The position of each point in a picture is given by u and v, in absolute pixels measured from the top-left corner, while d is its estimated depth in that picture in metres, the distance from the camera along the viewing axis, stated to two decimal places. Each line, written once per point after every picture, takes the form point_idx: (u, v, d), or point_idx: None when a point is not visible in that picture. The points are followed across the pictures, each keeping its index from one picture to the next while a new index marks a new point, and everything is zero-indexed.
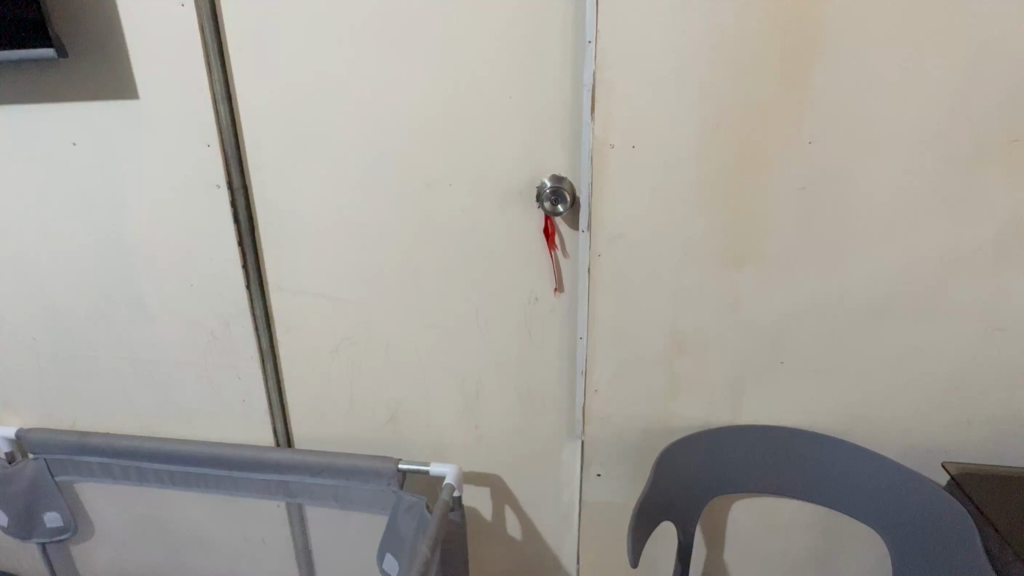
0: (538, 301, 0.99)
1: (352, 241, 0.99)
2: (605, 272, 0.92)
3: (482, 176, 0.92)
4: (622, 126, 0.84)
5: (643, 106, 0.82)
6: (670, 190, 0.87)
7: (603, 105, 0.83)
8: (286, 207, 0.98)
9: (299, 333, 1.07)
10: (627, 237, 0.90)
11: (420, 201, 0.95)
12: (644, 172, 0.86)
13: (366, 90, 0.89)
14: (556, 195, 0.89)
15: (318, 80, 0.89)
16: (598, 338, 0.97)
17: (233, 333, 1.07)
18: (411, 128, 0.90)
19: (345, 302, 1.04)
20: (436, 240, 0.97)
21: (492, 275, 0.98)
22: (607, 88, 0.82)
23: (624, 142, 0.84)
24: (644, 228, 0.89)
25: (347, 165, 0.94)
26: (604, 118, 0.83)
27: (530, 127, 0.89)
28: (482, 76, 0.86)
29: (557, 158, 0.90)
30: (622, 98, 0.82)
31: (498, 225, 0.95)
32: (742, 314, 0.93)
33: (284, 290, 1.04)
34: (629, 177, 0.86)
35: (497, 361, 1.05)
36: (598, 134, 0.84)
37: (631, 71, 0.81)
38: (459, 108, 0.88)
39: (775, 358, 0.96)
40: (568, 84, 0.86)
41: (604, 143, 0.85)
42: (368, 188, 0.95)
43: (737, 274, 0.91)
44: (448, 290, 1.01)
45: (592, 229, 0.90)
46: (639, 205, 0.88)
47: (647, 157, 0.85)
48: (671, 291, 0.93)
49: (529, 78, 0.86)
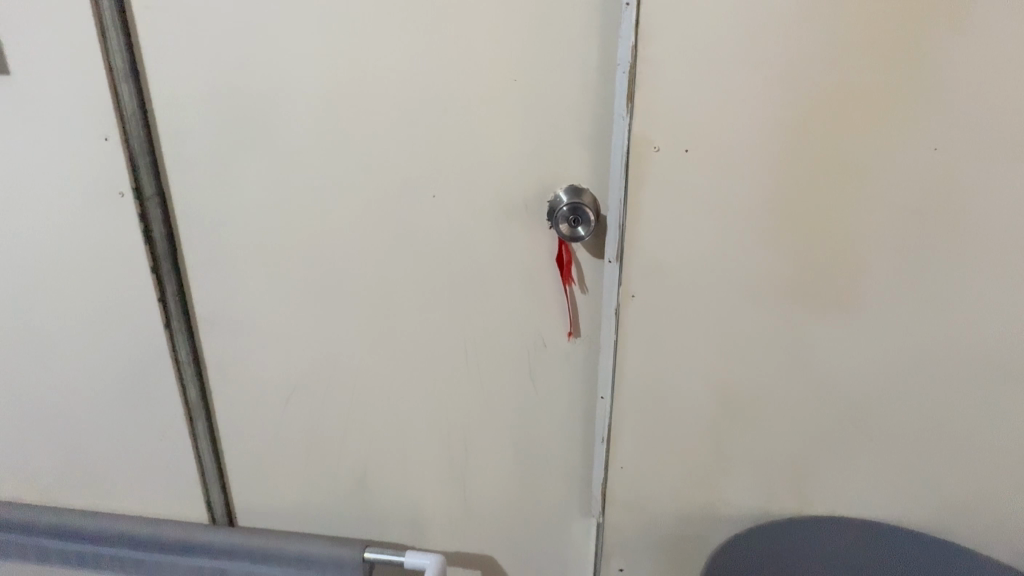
0: (548, 347, 0.77)
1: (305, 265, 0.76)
2: (637, 319, 0.69)
3: (475, 184, 0.69)
4: (669, 120, 0.60)
5: (700, 95, 0.59)
6: (732, 211, 0.63)
7: (645, 93, 0.60)
8: (216, 222, 0.75)
9: (237, 382, 0.84)
10: (669, 274, 0.66)
11: (394, 215, 0.72)
12: (698, 187, 0.62)
13: (321, 67, 0.66)
14: (576, 216, 0.66)
15: (257, 52, 0.66)
16: (625, 403, 0.73)
17: (151, 381, 0.83)
18: (381, 116, 0.67)
19: (297, 343, 0.81)
20: (416, 265, 0.75)
21: (489, 312, 0.76)
22: (649, 67, 0.59)
23: (671, 144, 0.61)
24: (693, 263, 0.66)
25: (295, 169, 0.71)
26: (645, 110, 0.60)
27: (541, 119, 0.66)
28: (474, 48, 0.64)
29: (575, 161, 0.67)
30: (671, 82, 0.59)
31: (496, 248, 0.72)
32: (818, 379, 0.70)
33: (217, 327, 0.81)
34: (676, 193, 0.63)
35: (493, 418, 0.82)
36: (635, 132, 0.61)
37: (685, 45, 0.58)
38: (445, 92, 0.66)
39: (860, 437, 0.72)
40: (593, 60, 0.63)
41: (645, 143, 0.61)
42: (324, 198, 0.72)
43: (817, 326, 0.67)
44: (430, 328, 0.78)
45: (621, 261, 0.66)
46: (689, 230, 0.64)
47: (702, 165, 0.62)
48: (726, 346, 0.69)
49: (540, 52, 0.63)
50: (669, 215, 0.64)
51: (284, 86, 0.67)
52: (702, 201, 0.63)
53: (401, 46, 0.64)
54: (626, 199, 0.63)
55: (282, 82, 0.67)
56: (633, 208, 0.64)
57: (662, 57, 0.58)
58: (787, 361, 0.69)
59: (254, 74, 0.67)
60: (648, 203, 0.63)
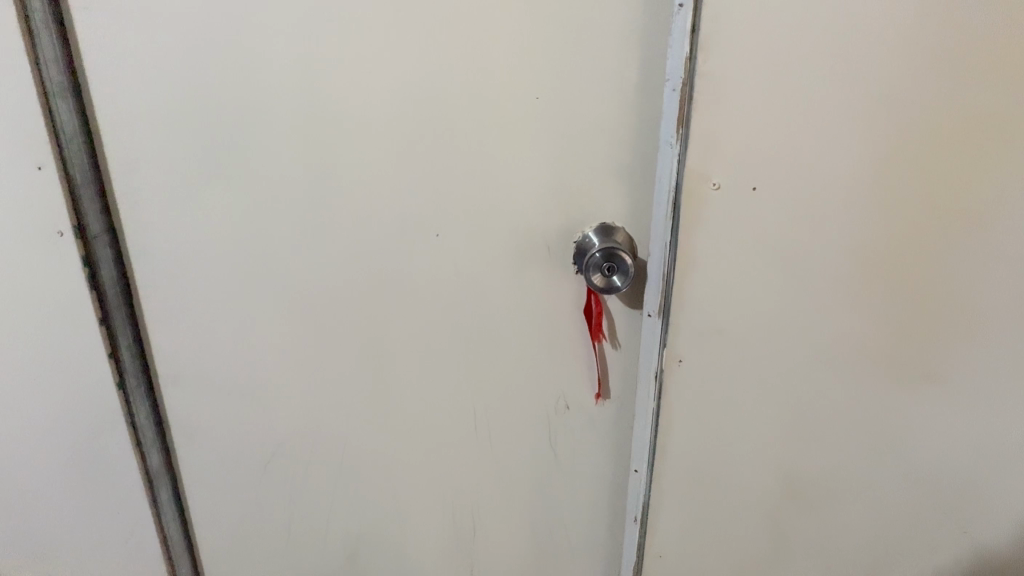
0: (570, 411, 0.65)
1: (283, 318, 0.64)
2: (683, 387, 0.57)
3: (487, 221, 0.58)
4: (733, 152, 0.48)
5: (772, 122, 0.47)
6: (806, 263, 0.51)
7: (704, 118, 0.47)
8: (175, 268, 0.62)
9: (206, 446, 0.71)
10: (725, 336, 0.54)
11: (390, 257, 0.60)
12: (766, 234, 0.50)
13: (301, 83, 0.54)
14: (609, 263, 0.54)
15: (222, 65, 0.54)
16: (665, 481, 0.62)
17: (104, 453, 0.69)
18: (375, 141, 0.56)
19: (274, 406, 0.69)
20: (416, 317, 0.63)
21: (502, 370, 0.64)
22: (712, 87, 0.46)
23: (734, 181, 0.49)
24: (755, 324, 0.53)
25: (270, 205, 0.59)
26: (703, 139, 0.48)
27: (568, 145, 0.54)
28: (489, 59, 0.52)
29: (608, 195, 0.56)
30: (739, 105, 0.47)
31: (512, 297, 0.61)
32: (900, 460, 0.58)
33: (181, 385, 0.68)
34: (738, 241, 0.51)
35: (505, 488, 0.71)
36: (688, 166, 0.49)
37: (757, 59, 0.45)
38: (453, 112, 0.54)
39: (944, 523, 0.61)
40: (633, 73, 0.52)
41: (702, 178, 0.49)
42: (306, 238, 0.60)
43: (903, 399, 0.56)
44: (433, 387, 0.66)
45: (666, 318, 0.54)
46: (751, 285, 0.52)
47: (772, 208, 0.50)
48: (790, 420, 0.57)
49: (569, 64, 0.52)
50: (728, 267, 0.52)
51: (256, 105, 0.55)
52: (770, 250, 0.51)
53: (400, 56, 0.53)
54: (674, 246, 0.52)
55: (253, 102, 0.55)
56: (683, 257, 0.52)
57: (730, 74, 0.46)
58: (864, 438, 0.58)
59: (218, 92, 0.55)
60: (703, 251, 0.51)
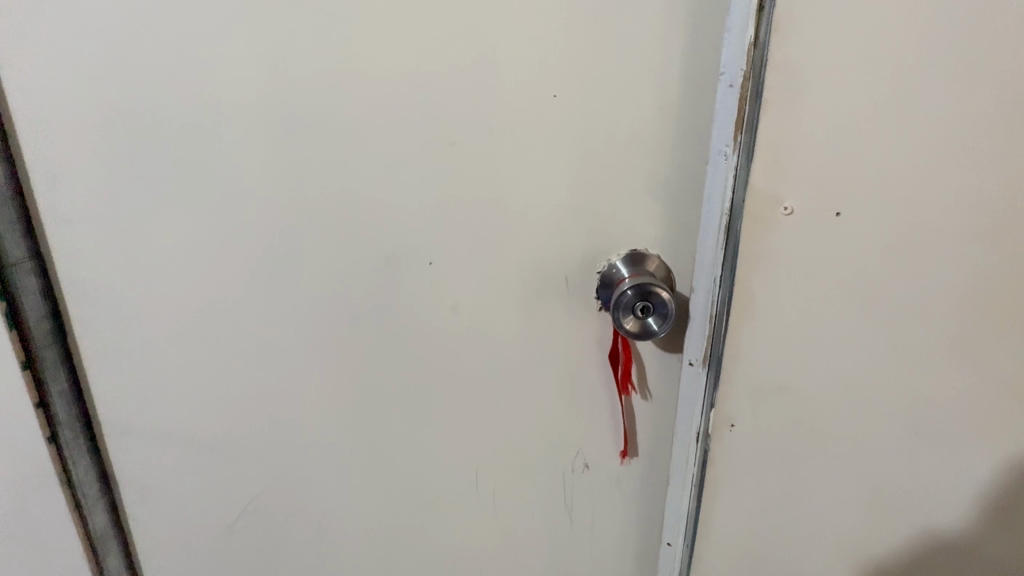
0: (590, 470, 0.55)
1: (250, 361, 0.54)
2: (736, 455, 0.46)
3: (495, 249, 0.48)
4: (811, 169, 0.38)
5: (864, 132, 0.36)
6: (899, 313, 0.40)
7: (773, 124, 0.37)
8: (119, 301, 0.52)
9: (160, 505, 0.61)
10: (791, 397, 0.43)
11: (376, 290, 0.50)
12: (849, 273, 0.40)
13: (264, 77, 0.44)
14: (643, 302, 0.43)
15: (164, 55, 0.44)
16: (704, 562, 0.51)
17: (30, 521, 0.57)
18: (356, 149, 0.46)
19: (242, 464, 0.58)
20: (409, 361, 0.52)
21: (509, 423, 0.54)
22: (786, 84, 0.36)
23: (809, 205, 0.38)
24: (829, 385, 0.43)
25: (231, 227, 0.49)
26: (772, 150, 0.37)
27: (595, 156, 0.44)
28: (497, 48, 0.42)
29: (644, 219, 0.46)
30: (821, 108, 0.36)
31: (524, 339, 0.50)
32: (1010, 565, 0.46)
33: (130, 436, 0.58)
34: (812, 279, 0.40)
35: (512, 554, 0.60)
36: (752, 185, 0.38)
37: (848, 50, 0.35)
38: (453, 115, 0.44)
39: None
40: (681, 69, 0.41)
41: (769, 201, 0.39)
42: (274, 268, 0.50)
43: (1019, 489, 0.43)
44: (429, 443, 0.56)
45: (716, 370, 0.44)
46: (829, 337, 0.41)
47: (858, 240, 0.39)
48: (868, 506, 0.46)
49: (598, 56, 0.41)
50: (799, 313, 0.41)
51: (209, 105, 0.45)
52: (851, 294, 0.40)
53: (388, 44, 0.42)
54: (731, 283, 0.41)
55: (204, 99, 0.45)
56: (741, 299, 0.41)
57: (809, 66, 0.35)
58: (970, 533, 0.46)
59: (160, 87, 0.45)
60: (767, 293, 0.41)
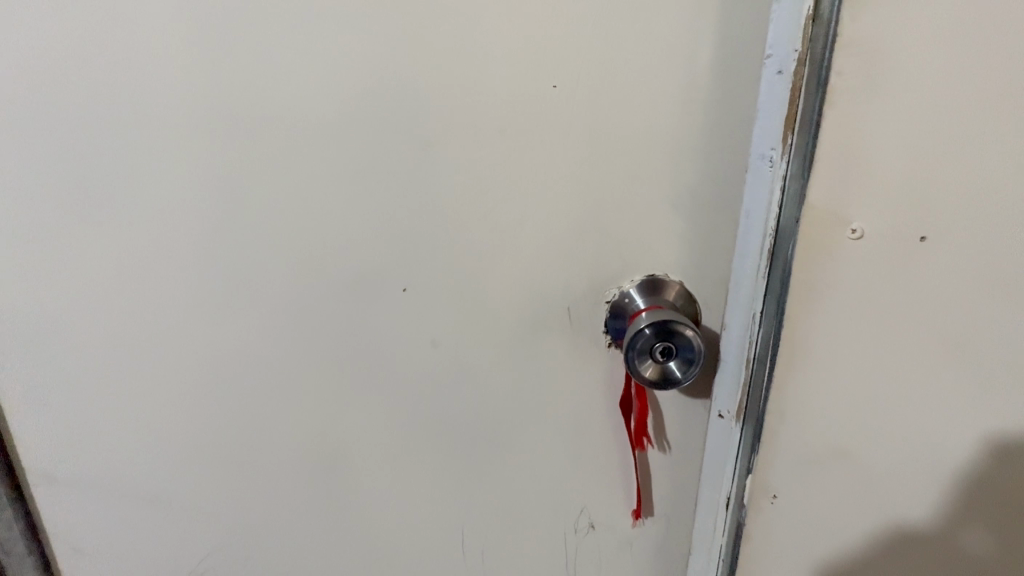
0: (596, 530, 0.47)
1: (193, 408, 0.45)
2: (780, 536, 0.37)
3: (482, 274, 0.39)
4: (886, 182, 0.29)
5: (964, 138, 0.27)
6: (1005, 374, 0.31)
7: (840, 124, 0.28)
8: (35, 335, 0.43)
9: (98, 563, 0.52)
10: (856, 471, 0.34)
11: (340, 324, 0.42)
12: (937, 318, 0.30)
13: (195, 65, 0.35)
14: (664, 343, 0.35)
15: (65, 40, 0.35)
16: None
17: None
18: (310, 156, 0.37)
19: (190, 523, 0.50)
20: (381, 407, 0.44)
21: (502, 476, 0.46)
22: (860, 71, 0.27)
23: (884, 231, 0.29)
24: (907, 461, 0.33)
25: (163, 251, 0.40)
26: (838, 159, 0.29)
27: (605, 161, 0.36)
28: (483, 28, 0.34)
29: (665, 238, 0.37)
30: (907, 106, 0.27)
31: (519, 380, 0.42)
32: None
33: (60, 484, 0.49)
34: (887, 326, 0.31)
35: None
36: (810, 203, 0.30)
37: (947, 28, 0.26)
38: (430, 112, 0.36)
39: None
40: (714, 52, 0.33)
41: (831, 224, 0.30)
42: (217, 300, 0.41)
43: None
44: (407, 500, 0.47)
45: (757, 432, 0.35)
46: (908, 401, 0.32)
47: (953, 279, 0.30)
48: None
49: (609, 39, 0.33)
50: (867, 368, 0.32)
51: (126, 102, 0.36)
52: (941, 347, 0.31)
53: (349, 25, 0.34)
54: (778, 325, 0.32)
55: (117, 97, 0.36)
56: (790, 347, 0.32)
57: (893, 48, 0.26)
58: None
59: (61, 81, 0.36)
60: (826, 340, 0.32)
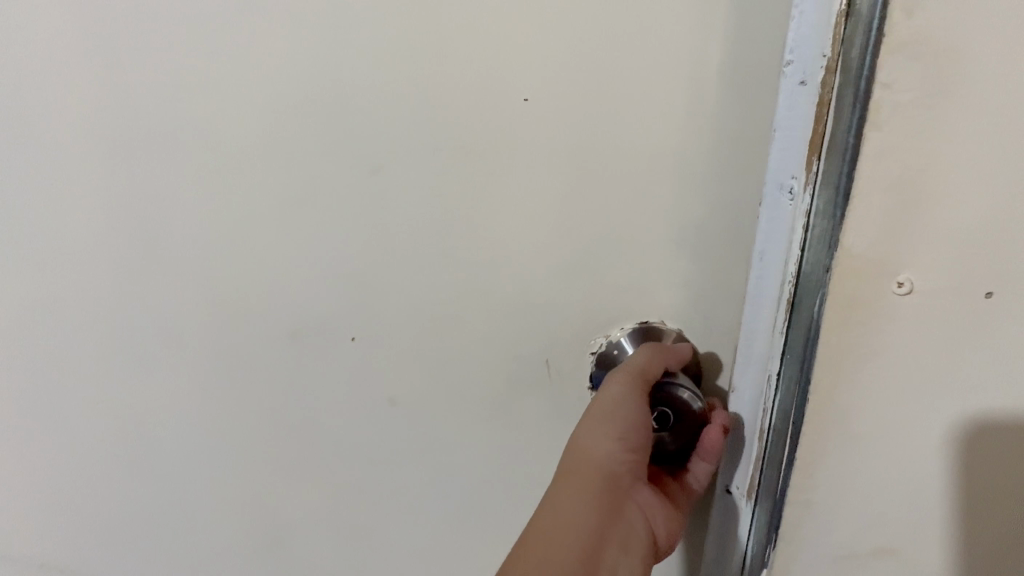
0: None
1: (112, 422, 0.40)
2: None
3: (445, 305, 0.34)
4: (934, 231, 0.23)
5: (1011, 183, 0.23)
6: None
7: (889, 150, 0.22)
8: None
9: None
10: (876, 555, 0.30)
11: (293, 371, 0.37)
12: (972, 386, 0.26)
13: (135, 93, 0.31)
14: (665, 408, 0.32)
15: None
16: None
17: None
18: (246, 161, 0.32)
19: (119, 550, 0.45)
20: (331, 448, 0.39)
21: (473, 534, 0.41)
22: (920, 83, 0.21)
23: (922, 291, 0.24)
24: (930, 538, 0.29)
25: (105, 288, 0.36)
26: (885, 195, 0.23)
27: (590, 186, 0.30)
28: (450, 22, 0.28)
29: (659, 280, 0.32)
30: (955, 144, 0.22)
31: (488, 424, 0.37)
32: None
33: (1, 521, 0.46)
34: (926, 389, 0.26)
35: None
36: (846, 250, 0.24)
37: (1003, 55, 0.21)
38: (386, 140, 0.31)
39: None
40: (733, 48, 0.27)
41: (868, 283, 0.24)
42: (143, 316, 0.37)
43: None
44: (359, 547, 0.43)
45: (776, 519, 0.29)
46: (936, 478, 0.28)
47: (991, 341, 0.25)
48: None
49: (594, 59, 0.28)
50: (895, 446, 0.27)
51: (59, 128, 0.33)
52: (977, 411, 0.26)
53: (290, 46, 0.29)
54: (803, 396, 0.27)
55: (24, 73, 0.32)
56: (818, 421, 0.27)
57: (964, 52, 0.21)
58: None
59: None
60: (860, 409, 0.26)
